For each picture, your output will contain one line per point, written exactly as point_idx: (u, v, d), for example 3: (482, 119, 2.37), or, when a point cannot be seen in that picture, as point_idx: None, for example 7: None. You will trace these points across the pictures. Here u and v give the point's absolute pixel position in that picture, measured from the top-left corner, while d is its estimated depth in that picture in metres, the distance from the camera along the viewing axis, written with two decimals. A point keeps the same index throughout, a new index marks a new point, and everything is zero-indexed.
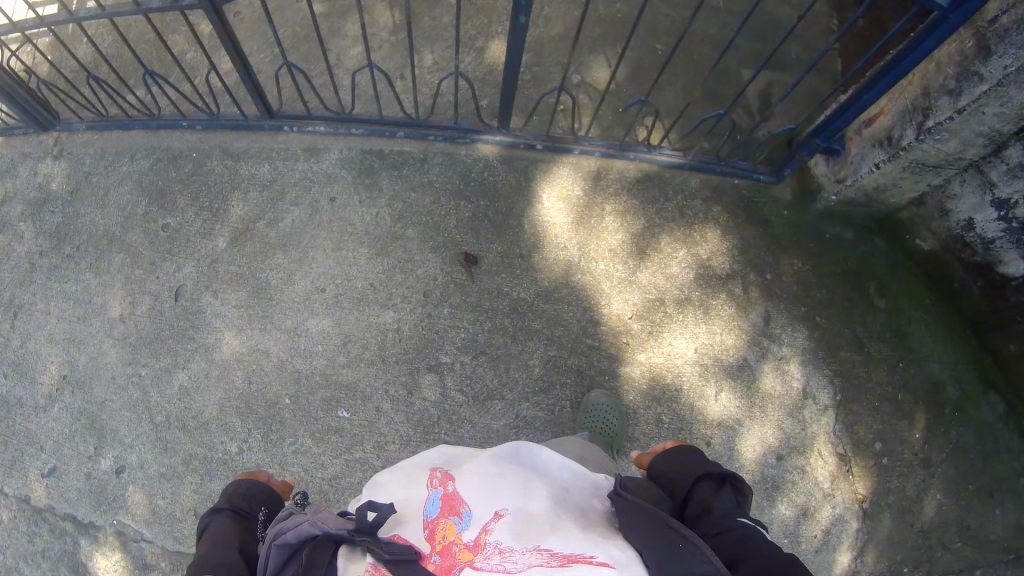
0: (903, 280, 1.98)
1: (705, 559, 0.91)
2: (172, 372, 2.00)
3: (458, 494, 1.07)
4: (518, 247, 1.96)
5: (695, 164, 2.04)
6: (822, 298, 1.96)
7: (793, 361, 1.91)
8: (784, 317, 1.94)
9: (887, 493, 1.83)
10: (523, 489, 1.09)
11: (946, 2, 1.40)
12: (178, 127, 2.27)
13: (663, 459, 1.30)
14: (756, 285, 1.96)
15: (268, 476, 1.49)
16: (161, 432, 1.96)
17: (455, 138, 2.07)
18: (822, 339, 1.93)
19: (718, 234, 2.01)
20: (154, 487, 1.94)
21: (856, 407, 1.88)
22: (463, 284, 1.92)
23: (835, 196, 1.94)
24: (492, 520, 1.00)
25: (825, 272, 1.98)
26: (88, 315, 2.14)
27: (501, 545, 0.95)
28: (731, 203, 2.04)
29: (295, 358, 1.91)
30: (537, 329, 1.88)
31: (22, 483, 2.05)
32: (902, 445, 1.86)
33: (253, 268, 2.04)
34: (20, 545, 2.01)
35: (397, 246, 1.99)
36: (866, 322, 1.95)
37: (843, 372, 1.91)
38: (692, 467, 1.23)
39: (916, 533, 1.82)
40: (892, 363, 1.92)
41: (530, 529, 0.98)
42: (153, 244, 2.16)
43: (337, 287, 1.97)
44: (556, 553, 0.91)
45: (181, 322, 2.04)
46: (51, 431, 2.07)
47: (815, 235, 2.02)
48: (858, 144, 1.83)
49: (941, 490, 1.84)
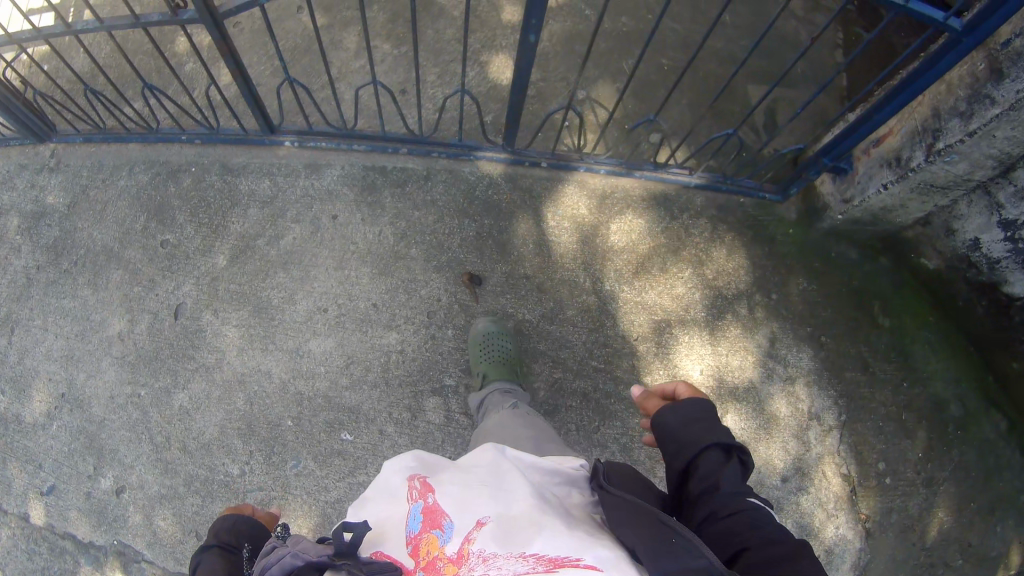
0: (907, 297, 1.96)
1: (699, 555, 0.89)
2: (172, 392, 1.97)
3: (439, 505, 1.02)
4: (522, 268, 1.93)
5: (701, 182, 2.02)
6: (827, 318, 1.94)
7: (799, 383, 1.89)
8: (789, 338, 1.92)
9: (890, 513, 1.82)
10: (504, 489, 1.03)
11: (960, 24, 1.37)
12: (176, 140, 2.24)
13: (670, 412, 1.15)
14: (763, 305, 1.95)
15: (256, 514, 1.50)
16: (161, 453, 1.94)
17: (458, 154, 2.04)
18: (827, 360, 1.91)
19: (723, 255, 1.99)
20: (155, 509, 1.93)
21: (860, 428, 1.87)
22: (467, 304, 1.90)
23: (841, 216, 1.93)
24: (475, 526, 0.96)
25: (830, 291, 1.97)
26: (86, 332, 2.12)
27: (484, 552, 0.90)
28: (737, 221, 2.02)
29: (297, 378, 1.88)
30: (542, 352, 1.86)
31: (22, 502, 2.05)
32: (905, 464, 1.85)
33: (254, 286, 2.01)
34: (20, 563, 2.01)
35: (400, 265, 1.96)
36: (870, 342, 1.93)
37: (848, 394, 1.89)
38: (698, 421, 1.12)
39: (920, 554, 1.80)
40: (896, 383, 1.90)
41: (513, 532, 0.93)
42: (153, 261, 2.13)
43: (340, 306, 1.94)
44: (542, 557, 0.87)
45: (180, 341, 2.01)
46: (49, 449, 2.06)
47: (820, 253, 2.00)
48: (866, 163, 1.81)
49: (943, 509, 1.83)
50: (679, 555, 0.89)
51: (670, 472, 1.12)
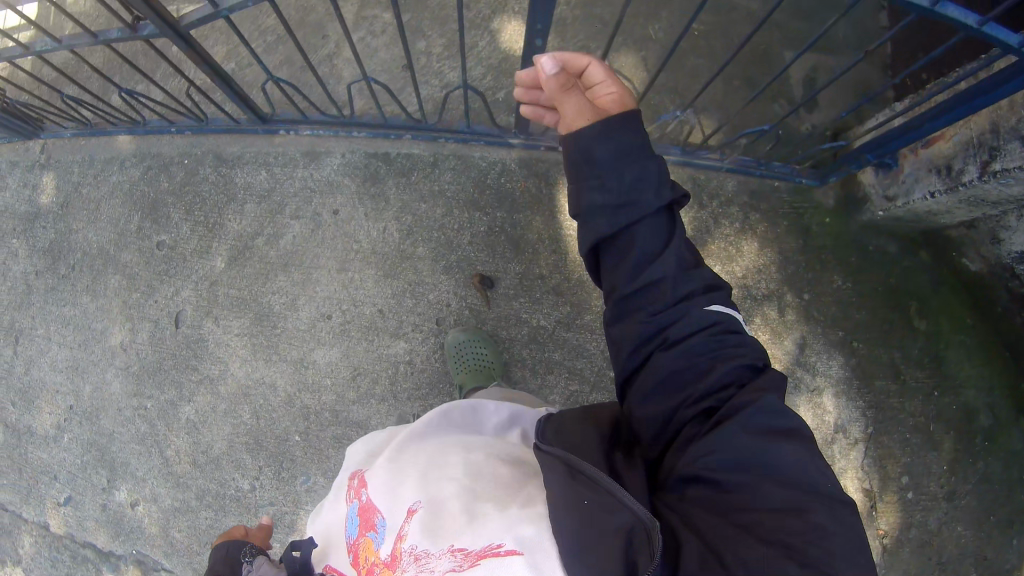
0: (947, 297, 1.86)
1: (618, 505, 0.84)
2: (178, 405, 1.91)
3: (370, 505, 1.08)
4: (535, 269, 1.77)
5: (733, 166, 1.90)
6: (861, 319, 1.87)
7: (827, 393, 1.85)
8: (820, 343, 1.86)
9: (909, 528, 1.80)
10: (424, 473, 1.05)
11: (1016, 40, 1.15)
12: (166, 132, 2.09)
13: (623, 216, 0.99)
14: (794, 306, 1.88)
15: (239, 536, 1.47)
16: (171, 466, 1.90)
17: (467, 140, 1.82)
18: (858, 367, 1.85)
19: (754, 248, 1.91)
20: (170, 521, 1.90)
21: (887, 439, 1.83)
22: (479, 310, 1.76)
23: (883, 210, 1.81)
24: (404, 522, 0.99)
25: (866, 287, 1.88)
26: (89, 342, 2.07)
27: (415, 550, 0.94)
28: (771, 209, 1.93)
29: (303, 392, 1.79)
30: (558, 362, 1.73)
31: (41, 511, 2.07)
32: (929, 478, 1.81)
33: (254, 291, 1.89)
34: (44, 569, 2.05)
35: (407, 266, 1.80)
36: (904, 347, 1.85)
37: (877, 403, 1.84)
38: (663, 233, 1.00)
39: (937, 570, 1.79)
40: (926, 390, 1.84)
41: (437, 519, 0.95)
42: (149, 263, 2.03)
43: (345, 312, 1.81)
44: (466, 553, 0.88)
45: (183, 351, 1.93)
46: (63, 461, 2.05)
47: (857, 246, 1.89)
48: (912, 163, 1.71)
49: (962, 522, 1.80)
50: (599, 516, 0.83)
51: (615, 280, 1.01)
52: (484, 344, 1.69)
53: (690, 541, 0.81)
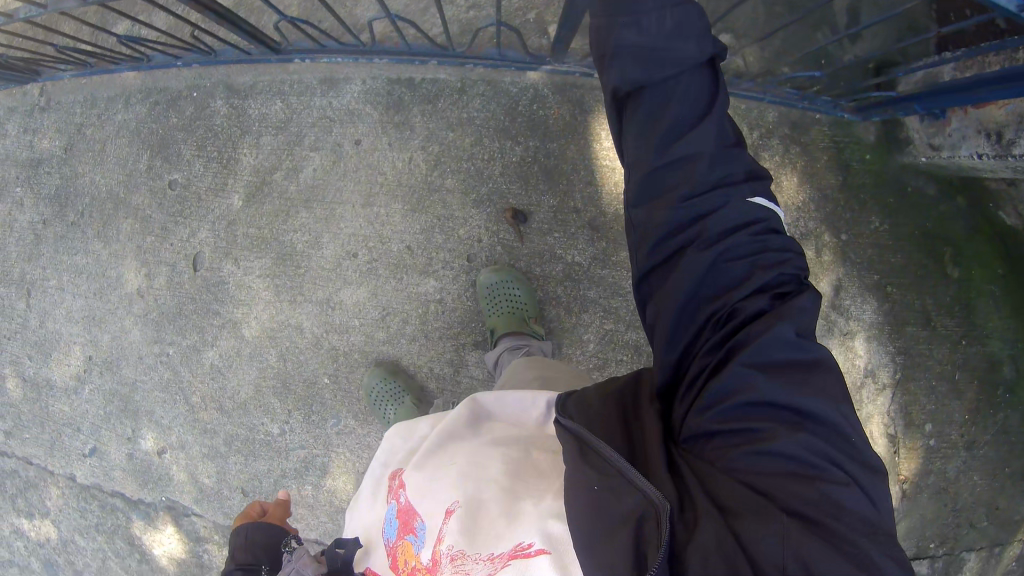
0: (983, 246, 1.89)
1: (631, 488, 0.80)
2: (201, 350, 1.86)
3: (405, 506, 1.03)
4: (571, 200, 1.70)
5: (774, 99, 1.88)
6: (896, 265, 1.91)
7: (859, 337, 1.90)
8: (854, 287, 1.91)
9: (928, 474, 1.92)
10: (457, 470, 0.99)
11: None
12: (172, 67, 1.97)
13: (661, 76, 0.90)
14: (831, 247, 1.91)
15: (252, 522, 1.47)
16: (197, 412, 1.86)
17: (496, 66, 1.72)
18: (891, 313, 1.91)
19: (794, 184, 1.92)
20: (197, 467, 1.88)
21: (914, 384, 1.91)
22: (512, 246, 1.70)
23: (924, 158, 1.87)
24: (440, 525, 0.95)
25: (902, 230, 1.91)
26: (104, 291, 2.03)
27: (452, 552, 0.91)
28: (808, 146, 1.92)
29: (330, 333, 1.73)
30: (593, 300, 1.68)
31: (66, 463, 2.08)
32: (950, 427, 1.91)
33: (275, 229, 1.82)
34: (74, 519, 2.09)
35: (434, 200, 1.73)
36: (937, 293, 1.91)
37: (906, 350, 1.91)
38: (704, 99, 0.91)
39: (949, 513, 1.94)
40: (955, 339, 1.91)
41: (474, 522, 0.92)
42: (163, 204, 1.96)
43: (371, 248, 1.74)
44: (503, 555, 0.86)
45: (204, 295, 1.88)
46: (86, 412, 2.05)
47: (896, 188, 1.91)
48: (960, 120, 1.73)
49: (979, 473, 1.92)
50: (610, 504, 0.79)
51: (645, 150, 0.91)
52: (516, 284, 1.64)
53: (707, 511, 0.76)
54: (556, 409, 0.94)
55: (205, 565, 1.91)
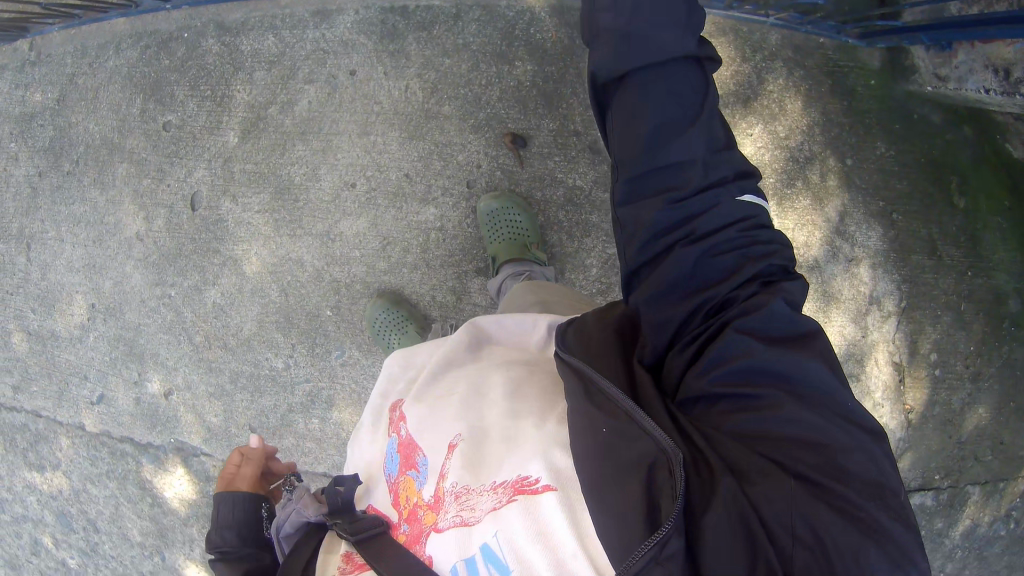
0: (989, 176, 1.86)
1: (641, 433, 0.75)
2: (202, 290, 1.85)
3: (408, 441, 1.01)
4: (571, 124, 1.67)
5: (778, 21, 1.84)
6: (902, 191, 1.86)
7: (864, 265, 1.86)
8: (860, 213, 1.86)
9: (934, 405, 1.90)
10: (462, 402, 0.96)
11: None
12: (162, 8, 1.94)
13: (639, 60, 0.94)
14: (836, 171, 1.86)
15: (249, 476, 1.32)
16: (202, 352, 1.86)
17: None
18: (897, 240, 1.86)
19: (798, 107, 1.87)
20: (204, 407, 1.88)
21: (921, 312, 1.86)
22: (512, 171, 1.68)
23: (930, 87, 1.82)
24: (442, 460, 0.92)
25: (908, 158, 1.86)
26: (103, 238, 2.01)
27: (456, 490, 0.87)
28: (813, 69, 1.87)
29: (331, 266, 1.72)
30: (595, 225, 1.66)
31: (75, 412, 2.09)
32: (957, 357, 1.88)
33: (272, 164, 1.80)
34: (85, 468, 2.10)
35: (432, 128, 1.71)
36: (942, 223, 1.86)
37: (913, 278, 1.86)
38: (688, 97, 0.94)
39: (954, 444, 1.92)
40: (962, 270, 1.87)
41: (479, 455, 0.88)
42: (157, 146, 1.94)
43: (369, 178, 1.72)
44: (504, 487, 0.80)
45: (203, 235, 1.86)
46: (91, 359, 2.06)
47: (902, 115, 1.86)
48: (967, 48, 1.69)
49: (984, 406, 1.90)
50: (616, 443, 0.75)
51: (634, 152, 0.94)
52: (517, 210, 1.61)
53: (718, 466, 0.73)
54: (558, 342, 0.90)
55: (215, 505, 1.93)
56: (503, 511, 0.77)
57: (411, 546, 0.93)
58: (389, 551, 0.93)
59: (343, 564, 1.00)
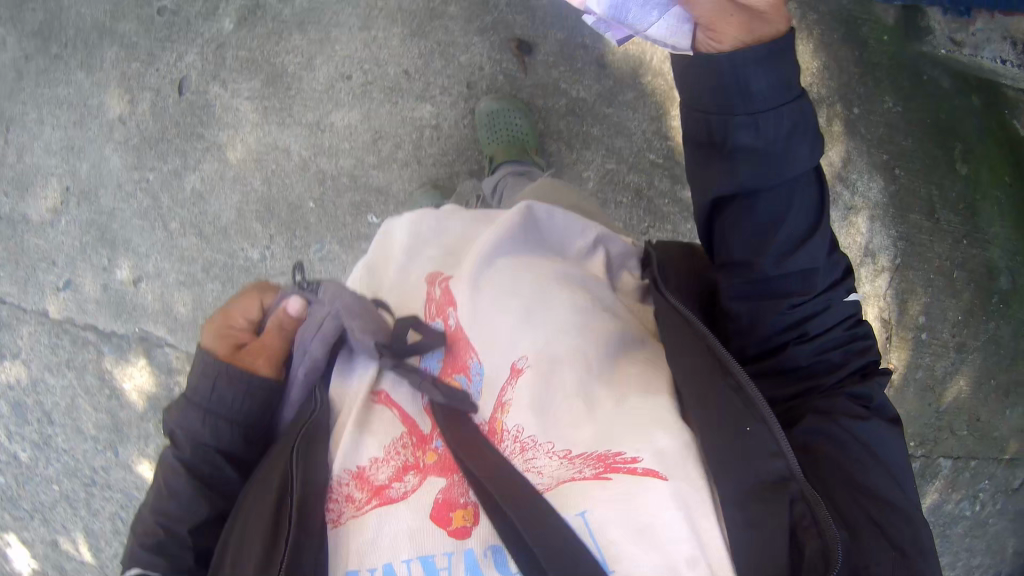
0: (993, 149, 1.86)
1: (774, 453, 0.79)
2: (182, 174, 1.80)
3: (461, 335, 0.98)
4: (580, 36, 1.63)
5: None
6: (905, 148, 1.84)
7: (863, 216, 1.86)
8: (862, 162, 1.85)
9: (916, 368, 1.89)
10: (533, 313, 0.95)
11: None
12: None
13: (765, 180, 0.87)
14: (842, 118, 1.84)
15: (271, 361, 1.01)
16: (175, 239, 1.81)
17: None
18: (897, 196, 1.85)
19: (811, 52, 1.84)
20: (172, 295, 1.82)
21: (912, 273, 1.86)
22: (514, 76, 1.64)
23: (943, 51, 1.82)
24: (503, 389, 0.92)
25: (916, 117, 1.85)
26: (83, 120, 1.91)
27: (520, 434, 0.88)
28: (829, 18, 1.83)
29: (320, 156, 1.69)
30: (596, 137, 1.63)
31: (40, 299, 1.98)
32: (944, 324, 1.87)
33: (266, 51, 1.74)
34: (44, 357, 2.02)
35: (436, 26, 1.65)
36: (943, 187, 1.85)
37: (908, 236, 1.85)
38: (810, 210, 0.89)
39: (931, 412, 1.92)
40: (957, 236, 1.86)
41: (555, 387, 0.89)
42: (147, 26, 1.85)
43: (365, 73, 1.68)
44: (588, 458, 0.84)
45: (188, 118, 1.80)
46: (61, 245, 1.95)
47: (914, 74, 1.84)
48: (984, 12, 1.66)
49: (965, 378, 1.90)
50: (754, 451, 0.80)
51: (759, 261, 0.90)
52: (518, 113, 1.59)
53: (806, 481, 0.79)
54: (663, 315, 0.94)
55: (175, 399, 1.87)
56: (601, 492, 0.79)
57: (446, 475, 0.88)
58: (430, 484, 0.88)
59: (346, 477, 0.89)
